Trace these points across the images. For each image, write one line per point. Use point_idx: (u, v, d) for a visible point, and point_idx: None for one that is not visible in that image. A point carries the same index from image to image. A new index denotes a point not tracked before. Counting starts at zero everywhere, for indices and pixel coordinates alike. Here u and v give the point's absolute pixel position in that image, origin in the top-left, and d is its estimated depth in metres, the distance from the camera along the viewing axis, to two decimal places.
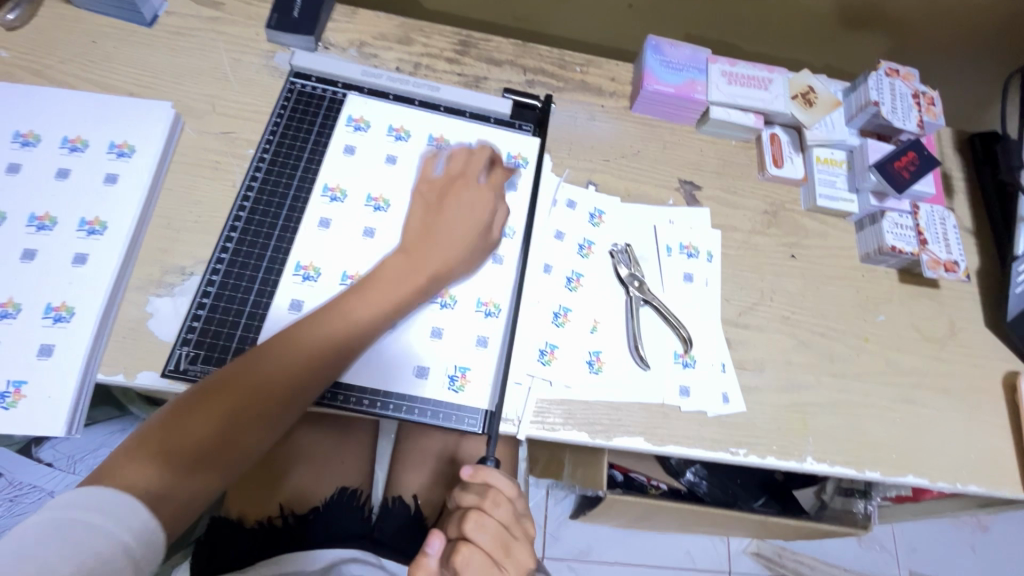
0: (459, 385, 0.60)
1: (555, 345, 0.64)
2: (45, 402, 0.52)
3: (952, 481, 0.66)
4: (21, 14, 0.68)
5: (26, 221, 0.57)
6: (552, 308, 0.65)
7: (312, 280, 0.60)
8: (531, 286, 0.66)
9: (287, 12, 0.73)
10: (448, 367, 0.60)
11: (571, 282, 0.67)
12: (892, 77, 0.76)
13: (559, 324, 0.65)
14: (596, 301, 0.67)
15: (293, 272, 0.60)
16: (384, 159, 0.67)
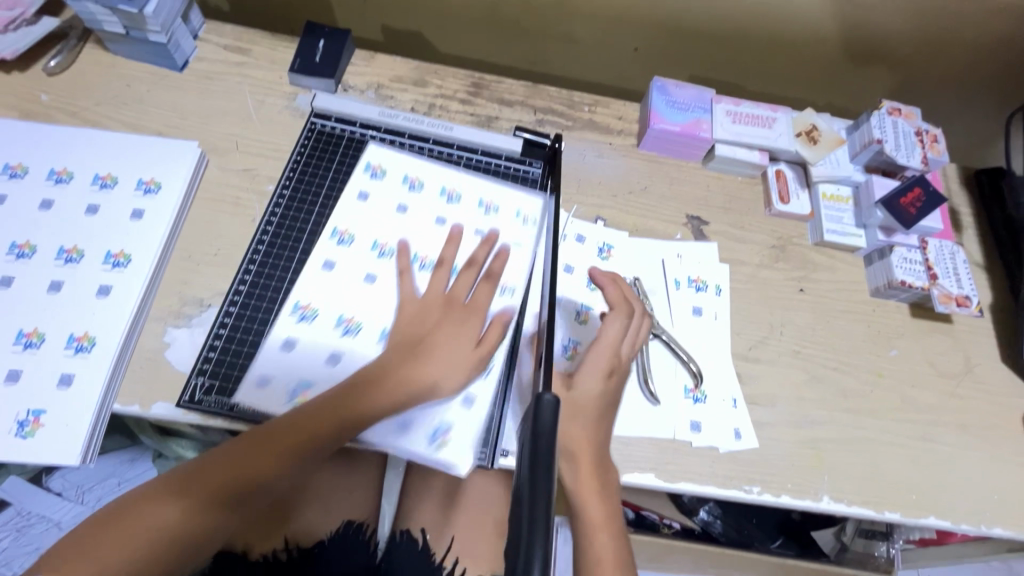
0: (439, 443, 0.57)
1: None
2: (63, 431, 0.53)
3: (976, 523, 0.64)
4: (62, 60, 0.73)
5: (54, 253, 0.60)
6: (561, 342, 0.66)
7: (309, 319, 0.60)
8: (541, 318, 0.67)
9: (309, 57, 0.77)
10: (437, 419, 0.58)
11: (580, 316, 0.68)
12: (894, 116, 0.78)
13: (569, 358, 0.65)
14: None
15: (291, 311, 0.60)
16: (396, 206, 0.67)
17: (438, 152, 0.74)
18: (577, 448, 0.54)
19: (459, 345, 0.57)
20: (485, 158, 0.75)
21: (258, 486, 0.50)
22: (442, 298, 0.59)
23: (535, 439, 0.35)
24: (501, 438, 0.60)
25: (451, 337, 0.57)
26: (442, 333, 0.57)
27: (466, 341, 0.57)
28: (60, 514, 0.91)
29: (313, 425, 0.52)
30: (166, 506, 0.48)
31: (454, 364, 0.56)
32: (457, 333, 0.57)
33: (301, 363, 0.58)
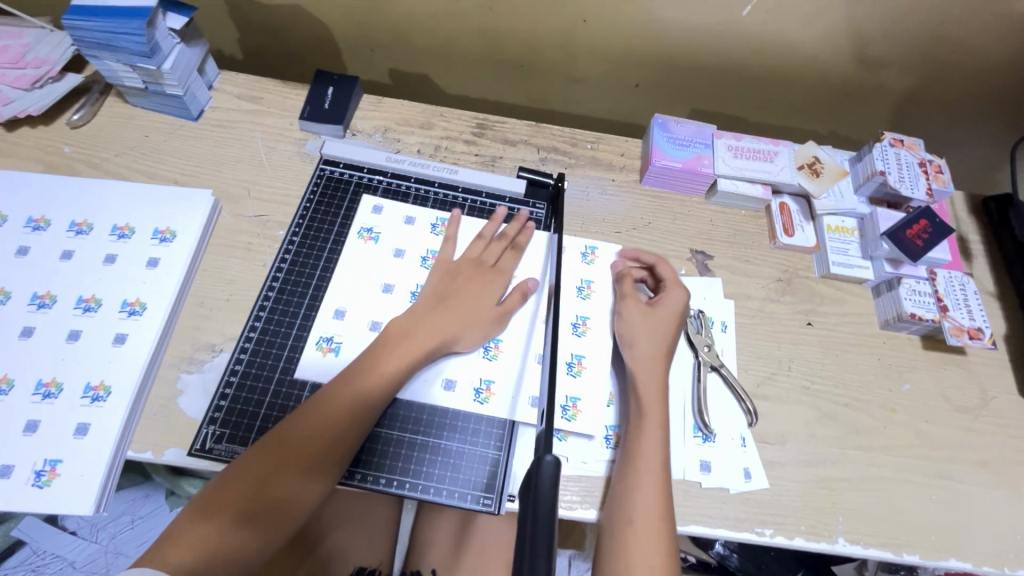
0: (484, 398, 0.62)
1: (577, 399, 0.64)
2: (78, 479, 0.54)
3: (999, 566, 0.62)
4: (84, 114, 0.76)
5: (74, 303, 0.62)
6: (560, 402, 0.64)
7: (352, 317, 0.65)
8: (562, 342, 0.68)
9: (319, 104, 0.79)
10: (473, 381, 0.63)
11: (577, 327, 0.69)
12: (897, 147, 0.78)
13: (570, 418, 0.63)
14: (601, 384, 0.66)
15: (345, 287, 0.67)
16: (391, 252, 0.70)
17: (443, 195, 0.76)
18: (642, 426, 0.60)
19: (487, 298, 0.66)
20: (489, 200, 0.76)
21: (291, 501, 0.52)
22: (474, 262, 0.69)
23: (533, 497, 0.37)
24: (508, 482, 0.59)
25: (474, 294, 0.66)
26: (466, 294, 0.66)
27: (491, 295, 0.67)
28: (75, 554, 0.95)
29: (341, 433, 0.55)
30: (200, 531, 0.49)
31: (465, 316, 0.64)
32: (481, 291, 0.66)
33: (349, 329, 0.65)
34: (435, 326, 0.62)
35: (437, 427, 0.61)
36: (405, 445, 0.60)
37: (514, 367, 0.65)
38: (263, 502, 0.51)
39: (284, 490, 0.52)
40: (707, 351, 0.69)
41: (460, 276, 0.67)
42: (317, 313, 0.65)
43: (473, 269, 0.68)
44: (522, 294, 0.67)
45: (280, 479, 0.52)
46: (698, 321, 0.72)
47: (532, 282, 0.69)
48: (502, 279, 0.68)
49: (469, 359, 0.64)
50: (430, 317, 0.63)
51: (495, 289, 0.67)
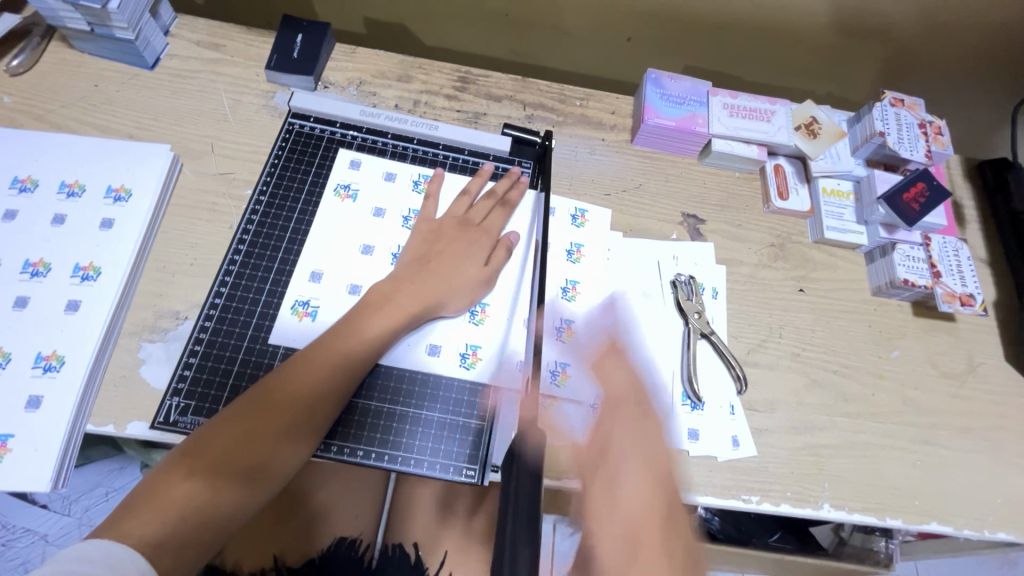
0: (470, 363, 0.60)
1: (566, 364, 0.62)
2: (33, 454, 0.50)
3: (978, 528, 0.63)
4: (25, 60, 0.69)
5: (20, 267, 0.57)
6: (549, 367, 0.62)
7: (328, 282, 0.61)
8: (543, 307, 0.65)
9: (287, 53, 0.73)
10: (459, 346, 0.60)
11: (566, 292, 0.67)
12: (897, 107, 0.75)
13: (559, 384, 0.61)
14: (592, 351, 0.64)
15: (319, 248, 0.63)
16: (370, 211, 0.66)
17: (423, 152, 0.71)
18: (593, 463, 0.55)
19: (474, 258, 0.63)
20: (472, 158, 0.72)
21: (274, 456, 0.49)
22: (459, 220, 0.65)
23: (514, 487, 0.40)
24: (492, 452, 0.57)
25: (460, 254, 0.62)
26: (451, 255, 0.62)
27: (477, 256, 0.63)
28: (47, 527, 0.93)
29: (323, 391, 0.52)
30: (174, 492, 0.45)
31: (451, 279, 0.61)
32: (467, 251, 0.63)
33: (326, 292, 0.61)
34: (419, 289, 0.59)
35: (418, 398, 0.58)
36: (383, 416, 0.57)
37: (501, 333, 0.62)
38: (244, 461, 0.48)
39: (266, 450, 0.49)
40: (697, 318, 0.67)
41: (445, 236, 0.64)
42: (293, 275, 0.61)
43: (457, 227, 0.65)
44: (506, 250, 0.65)
45: (261, 439, 0.49)
46: (688, 287, 0.69)
47: (514, 236, 0.66)
48: (488, 236, 0.65)
49: (458, 323, 0.61)
50: (414, 280, 0.60)
51: (480, 247, 0.64)
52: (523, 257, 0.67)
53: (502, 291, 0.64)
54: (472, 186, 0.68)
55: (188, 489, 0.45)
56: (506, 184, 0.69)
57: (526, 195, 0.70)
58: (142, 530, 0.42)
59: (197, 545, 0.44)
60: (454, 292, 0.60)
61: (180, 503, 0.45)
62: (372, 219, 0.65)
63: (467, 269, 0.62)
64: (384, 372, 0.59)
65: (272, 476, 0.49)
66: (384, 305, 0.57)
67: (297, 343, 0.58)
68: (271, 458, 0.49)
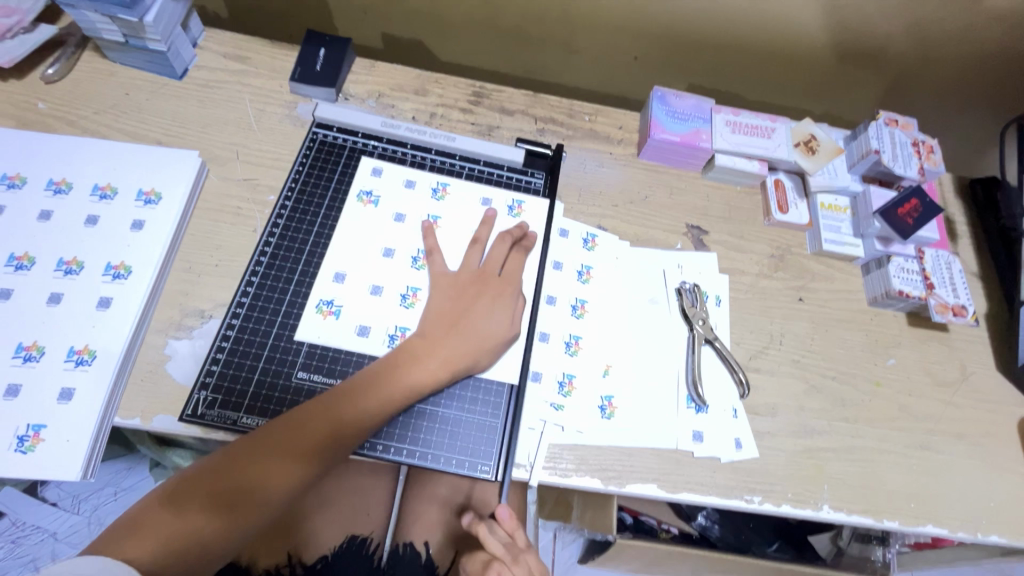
0: None
1: (573, 375, 0.65)
2: (64, 445, 0.52)
3: (972, 531, 0.65)
4: (59, 68, 0.72)
5: (54, 265, 0.59)
6: (556, 378, 0.64)
7: (347, 286, 0.64)
8: (548, 318, 0.67)
9: (310, 65, 0.77)
10: None
11: (575, 308, 0.69)
12: (891, 126, 0.78)
13: (565, 394, 0.64)
14: (601, 360, 0.66)
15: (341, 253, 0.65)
16: (391, 216, 0.69)
17: (440, 162, 0.74)
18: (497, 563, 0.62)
19: (499, 316, 0.62)
20: (487, 168, 0.75)
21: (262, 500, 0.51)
22: (476, 273, 0.65)
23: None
24: (507, 450, 0.59)
25: (483, 313, 0.62)
26: (474, 313, 0.62)
27: (498, 313, 0.63)
28: (57, 525, 0.94)
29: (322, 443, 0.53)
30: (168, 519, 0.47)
31: (478, 342, 0.60)
32: (489, 310, 0.62)
33: (348, 292, 0.63)
34: (447, 354, 0.59)
35: (435, 395, 0.61)
36: (402, 412, 0.59)
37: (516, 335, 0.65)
38: (240, 490, 0.50)
39: (257, 488, 0.51)
40: (702, 324, 0.70)
41: (466, 292, 0.63)
42: (316, 278, 0.64)
43: (475, 283, 0.64)
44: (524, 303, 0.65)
45: (259, 470, 0.51)
46: (692, 295, 0.72)
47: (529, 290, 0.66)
48: (510, 288, 0.65)
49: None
50: (441, 344, 0.59)
51: (505, 302, 0.64)
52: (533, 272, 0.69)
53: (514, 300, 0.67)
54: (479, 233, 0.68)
55: (183, 518, 0.47)
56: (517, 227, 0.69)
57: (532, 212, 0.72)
58: (135, 558, 0.44)
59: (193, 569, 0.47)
60: (481, 355, 0.60)
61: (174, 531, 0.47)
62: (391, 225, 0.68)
63: (493, 330, 0.61)
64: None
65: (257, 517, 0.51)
66: (409, 357, 0.58)
67: (320, 342, 0.61)
68: (263, 494, 0.51)
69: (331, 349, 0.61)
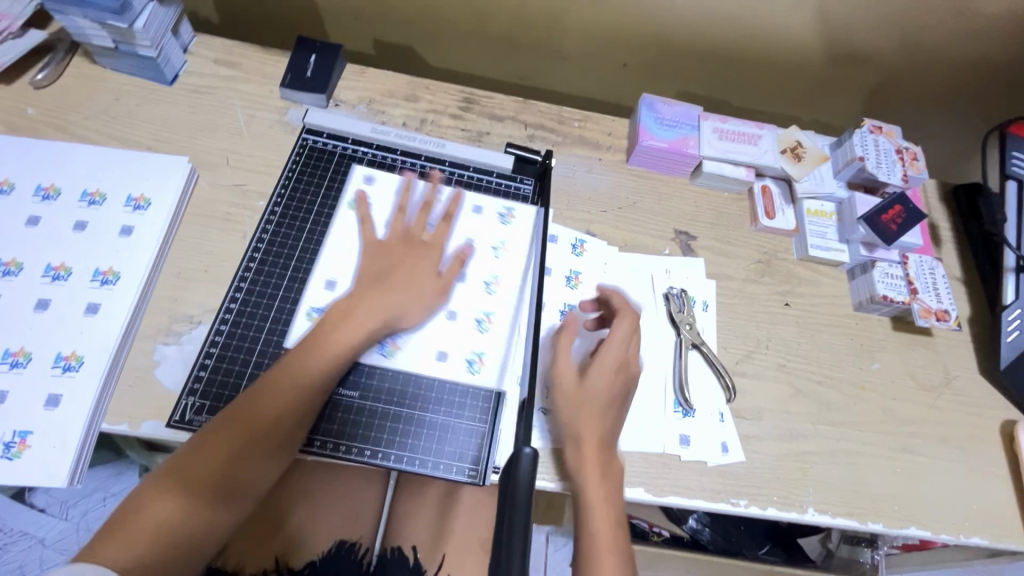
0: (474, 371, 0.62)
1: None
2: (50, 451, 0.52)
3: (956, 533, 0.66)
4: (49, 74, 0.72)
5: (42, 271, 0.59)
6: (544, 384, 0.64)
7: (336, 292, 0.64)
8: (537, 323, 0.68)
9: (300, 72, 0.77)
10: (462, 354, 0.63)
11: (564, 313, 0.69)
12: (875, 133, 0.79)
13: None
14: None
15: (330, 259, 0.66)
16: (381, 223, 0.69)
17: (430, 168, 0.74)
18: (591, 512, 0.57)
19: (422, 271, 0.64)
20: (476, 174, 0.76)
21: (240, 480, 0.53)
22: (403, 236, 0.66)
23: (511, 498, 0.37)
24: (495, 455, 0.60)
25: (410, 271, 0.63)
26: (402, 272, 0.63)
27: (429, 268, 0.64)
28: (45, 531, 0.93)
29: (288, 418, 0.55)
30: (152, 510, 0.48)
31: (406, 296, 0.62)
32: (416, 269, 0.64)
33: None
34: (376, 304, 0.60)
35: (422, 400, 0.61)
36: (390, 417, 0.60)
37: (503, 343, 0.64)
38: (218, 474, 0.51)
39: (237, 470, 0.52)
40: (689, 329, 0.70)
41: (393, 253, 0.65)
42: (304, 284, 0.64)
43: (403, 246, 0.65)
44: (460, 264, 0.66)
45: (235, 453, 0.52)
46: (680, 300, 0.73)
47: (466, 248, 0.68)
48: (437, 249, 0.66)
49: (434, 324, 0.63)
50: (367, 299, 0.60)
51: (430, 260, 0.65)
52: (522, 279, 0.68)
53: (502, 307, 0.66)
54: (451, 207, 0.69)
55: (167, 508, 0.49)
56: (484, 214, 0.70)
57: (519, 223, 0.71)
58: (122, 548, 0.46)
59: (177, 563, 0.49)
60: (411, 309, 0.62)
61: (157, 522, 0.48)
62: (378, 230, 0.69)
63: (420, 284, 0.63)
64: (379, 374, 0.61)
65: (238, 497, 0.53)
66: (337, 316, 0.59)
67: None
68: (242, 475, 0.53)
69: None
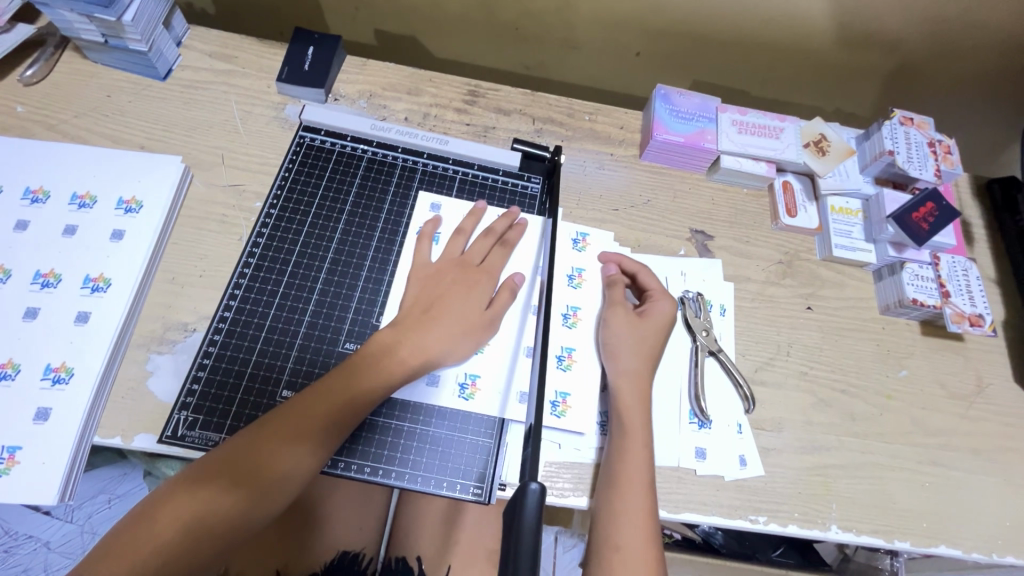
0: (471, 393, 0.59)
1: (569, 394, 0.62)
2: (40, 467, 0.50)
3: (988, 552, 0.62)
4: (38, 70, 0.70)
5: (30, 278, 0.57)
6: (551, 398, 0.61)
7: (334, 302, 0.62)
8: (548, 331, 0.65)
9: (298, 65, 0.73)
10: (461, 373, 0.60)
11: (571, 318, 0.66)
12: (906, 125, 0.74)
13: (561, 414, 0.61)
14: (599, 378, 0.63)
15: (328, 267, 0.63)
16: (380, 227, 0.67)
17: (432, 167, 0.71)
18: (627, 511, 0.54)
19: (473, 301, 0.61)
20: (481, 173, 0.72)
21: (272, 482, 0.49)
22: (457, 261, 0.64)
23: (516, 528, 0.33)
24: (500, 471, 0.57)
25: (460, 297, 0.61)
26: (452, 299, 0.61)
27: (478, 299, 0.62)
28: (50, 534, 0.94)
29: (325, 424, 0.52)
30: (182, 500, 0.46)
31: (456, 328, 0.59)
32: (467, 296, 0.61)
33: (336, 308, 0.61)
34: (421, 341, 0.57)
35: (424, 414, 0.58)
36: (391, 432, 0.57)
37: (508, 357, 0.62)
38: (250, 472, 0.48)
39: (269, 469, 0.49)
40: (705, 336, 0.67)
41: (443, 280, 0.62)
42: (301, 293, 0.62)
43: (457, 271, 0.63)
44: (508, 294, 0.63)
45: (268, 453, 0.49)
46: (696, 304, 0.69)
47: (517, 277, 0.64)
48: (489, 279, 0.63)
49: (480, 360, 0.61)
50: (414, 331, 0.58)
51: (481, 290, 0.62)
52: (527, 290, 0.66)
53: (507, 320, 0.64)
54: (467, 224, 0.67)
55: (198, 501, 0.46)
56: (504, 220, 0.68)
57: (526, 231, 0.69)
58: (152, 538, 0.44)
59: (193, 568, 0.45)
60: (455, 343, 0.59)
61: (185, 514, 0.46)
62: (378, 235, 0.66)
63: (470, 314, 0.60)
64: (412, 400, 0.59)
65: (270, 499, 0.49)
66: (385, 344, 0.57)
67: (304, 361, 0.58)
68: (276, 475, 0.49)
69: (317, 365, 0.59)
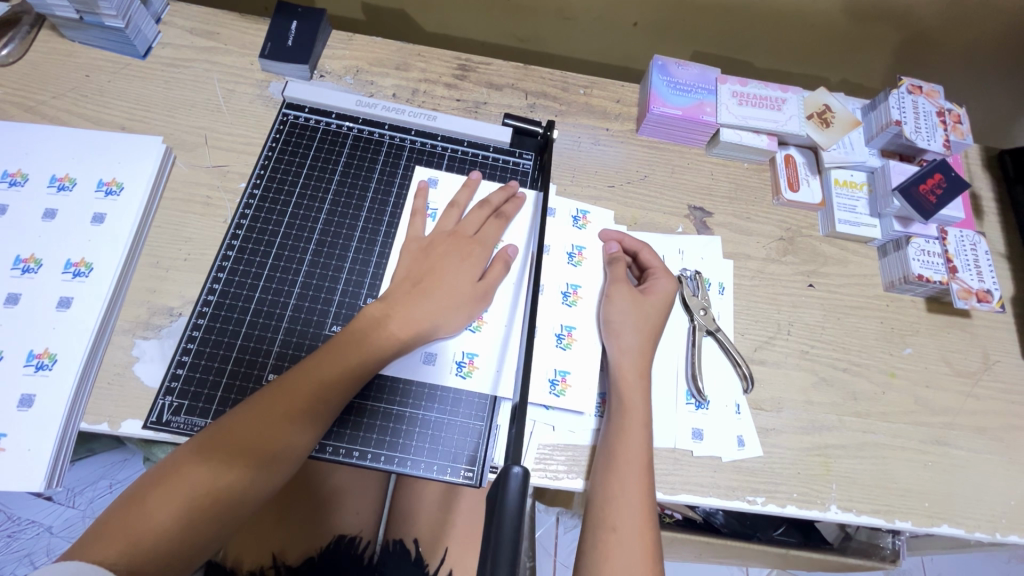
0: (466, 371, 0.58)
1: (565, 372, 0.61)
2: (24, 454, 0.50)
3: (991, 531, 0.61)
4: (14, 49, 0.67)
5: (11, 264, 0.56)
6: (547, 376, 0.60)
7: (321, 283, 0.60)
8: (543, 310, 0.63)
9: (281, 40, 0.71)
10: (456, 353, 0.59)
11: (567, 296, 0.64)
12: (915, 94, 0.71)
13: (557, 394, 0.59)
14: (593, 356, 0.62)
15: (314, 248, 0.62)
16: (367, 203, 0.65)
17: (421, 144, 0.69)
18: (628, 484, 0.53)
19: (465, 272, 0.59)
20: (471, 149, 0.70)
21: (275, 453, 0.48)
22: (449, 234, 0.62)
23: (496, 514, 0.32)
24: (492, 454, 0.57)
25: (452, 269, 0.59)
26: (443, 270, 0.59)
27: (471, 269, 0.60)
28: (52, 519, 0.95)
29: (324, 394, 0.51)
30: (184, 475, 0.45)
31: (445, 301, 0.57)
32: (458, 266, 0.60)
33: (323, 287, 0.60)
34: (409, 316, 0.56)
35: (414, 398, 0.57)
36: (380, 415, 0.56)
37: (497, 340, 0.60)
38: (252, 444, 0.47)
39: (272, 440, 0.48)
40: (703, 315, 0.65)
41: (434, 252, 0.60)
42: (286, 275, 0.60)
43: (448, 242, 0.61)
44: (502, 265, 0.61)
45: (269, 425, 0.48)
46: (694, 283, 0.67)
47: (511, 248, 0.63)
48: (481, 250, 0.61)
49: (472, 339, 0.60)
50: (403, 306, 0.56)
51: (474, 260, 0.61)
52: (519, 267, 0.64)
53: (498, 298, 0.62)
54: (461, 198, 0.65)
55: (200, 475, 0.45)
56: (502, 195, 0.66)
57: (521, 206, 0.67)
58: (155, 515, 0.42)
59: (201, 542, 0.44)
60: (444, 317, 0.57)
61: (188, 488, 0.44)
62: (365, 214, 0.64)
63: (461, 285, 0.59)
64: (403, 380, 0.58)
65: (274, 471, 0.48)
66: (375, 319, 0.55)
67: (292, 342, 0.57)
68: (278, 446, 0.48)
69: (304, 348, 0.57)
